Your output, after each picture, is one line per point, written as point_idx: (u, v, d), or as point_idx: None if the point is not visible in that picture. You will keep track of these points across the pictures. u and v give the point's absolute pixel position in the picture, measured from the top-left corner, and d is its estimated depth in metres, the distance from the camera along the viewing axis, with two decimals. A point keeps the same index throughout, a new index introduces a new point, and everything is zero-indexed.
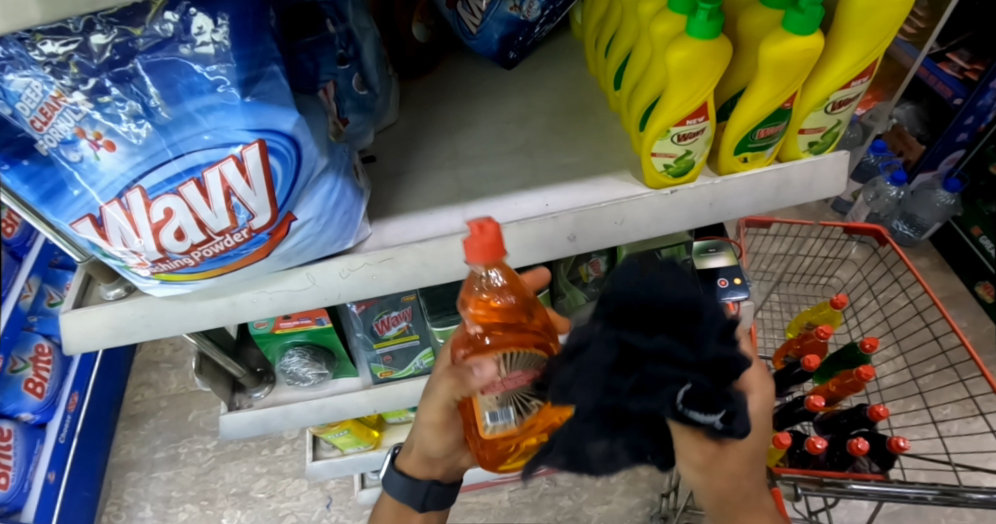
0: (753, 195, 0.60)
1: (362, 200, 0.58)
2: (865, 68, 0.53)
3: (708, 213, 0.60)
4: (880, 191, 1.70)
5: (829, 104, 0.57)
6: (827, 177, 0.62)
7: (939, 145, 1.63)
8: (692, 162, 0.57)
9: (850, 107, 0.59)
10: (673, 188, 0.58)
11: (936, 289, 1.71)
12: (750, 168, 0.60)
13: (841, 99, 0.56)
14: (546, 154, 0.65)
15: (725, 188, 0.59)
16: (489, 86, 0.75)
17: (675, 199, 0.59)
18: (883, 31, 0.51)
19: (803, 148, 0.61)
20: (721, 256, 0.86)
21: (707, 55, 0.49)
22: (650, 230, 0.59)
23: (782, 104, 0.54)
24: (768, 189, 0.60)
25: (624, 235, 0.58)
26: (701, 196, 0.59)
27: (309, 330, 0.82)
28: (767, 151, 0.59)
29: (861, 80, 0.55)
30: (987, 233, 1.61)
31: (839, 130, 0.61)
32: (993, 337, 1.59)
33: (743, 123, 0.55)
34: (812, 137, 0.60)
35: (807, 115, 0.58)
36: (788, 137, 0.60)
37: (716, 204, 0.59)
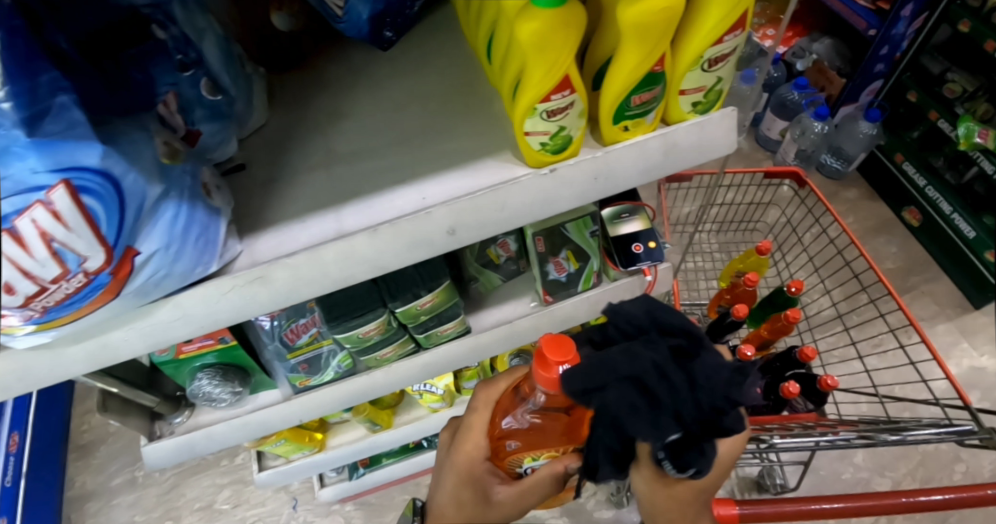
0: (638, 166, 0.58)
1: (221, 219, 0.54)
2: (734, 20, 0.51)
3: (595, 186, 0.58)
4: (806, 127, 1.72)
5: (704, 62, 0.54)
6: (715, 136, 0.60)
7: (859, 79, 1.64)
8: (570, 138, 0.54)
9: (730, 63, 0.56)
10: (553, 166, 0.55)
11: (868, 219, 1.76)
12: (634, 136, 0.57)
13: (716, 56, 0.54)
14: (424, 142, 0.62)
15: (607, 159, 0.56)
16: (366, 71, 0.70)
17: (557, 177, 0.55)
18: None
19: (687, 110, 0.59)
20: (635, 220, 0.84)
21: (559, 24, 0.45)
22: (537, 212, 0.57)
23: (652, 68, 0.51)
24: (656, 155, 0.58)
25: (509, 222, 0.56)
26: (584, 171, 0.56)
27: (218, 350, 0.78)
28: (648, 117, 0.56)
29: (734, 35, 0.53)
30: (909, 159, 1.66)
31: (723, 86, 0.58)
32: (921, 259, 1.67)
33: (616, 90, 0.52)
34: (694, 97, 0.58)
35: (683, 76, 0.55)
36: (668, 99, 0.57)
37: (600, 179, 0.57)
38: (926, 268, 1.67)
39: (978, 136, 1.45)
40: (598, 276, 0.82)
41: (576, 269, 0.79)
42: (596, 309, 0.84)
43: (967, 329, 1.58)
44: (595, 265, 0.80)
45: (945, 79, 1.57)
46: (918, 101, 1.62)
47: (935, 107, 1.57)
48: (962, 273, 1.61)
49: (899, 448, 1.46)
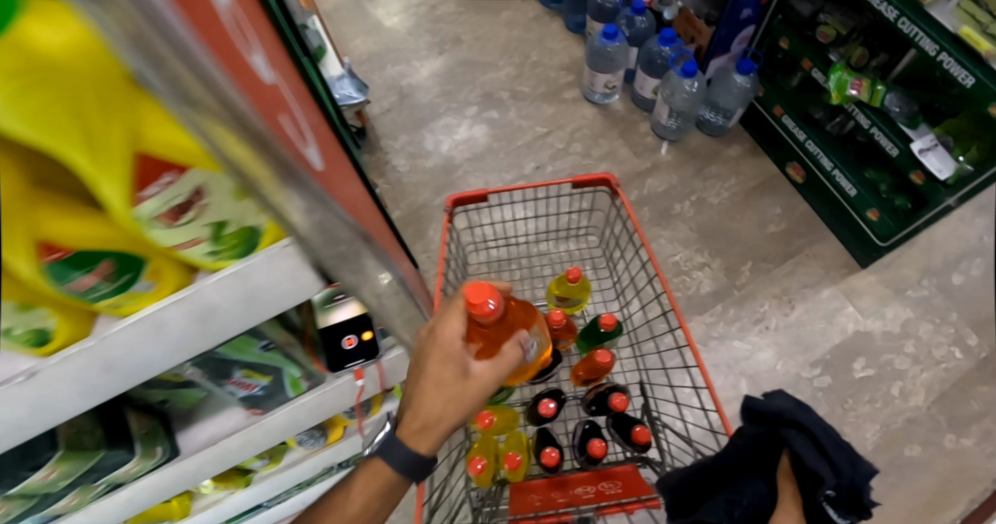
0: (169, 336, 0.42)
1: None
2: (133, 167, 0.29)
3: (117, 371, 0.43)
4: (674, 87, 1.54)
5: (153, 223, 0.33)
6: (278, 280, 0.42)
7: (724, 27, 1.45)
8: (31, 336, 0.37)
9: (220, 203, 0.34)
10: (29, 368, 0.39)
11: (751, 178, 1.61)
12: (138, 309, 0.40)
13: (164, 213, 0.32)
14: None
15: (109, 346, 0.40)
16: None
17: (40, 382, 0.40)
18: (91, 121, 0.26)
19: (211, 260, 0.39)
20: (349, 304, 0.71)
21: None
22: (42, 417, 0.43)
23: (48, 261, 0.32)
24: (187, 323, 0.42)
25: (12, 435, 0.43)
26: (80, 366, 0.40)
27: None
28: (139, 287, 0.38)
29: (176, 176, 0.31)
30: (788, 112, 1.50)
31: (256, 223, 0.37)
32: (805, 219, 1.55)
33: (22, 291, 0.33)
34: (202, 248, 0.37)
35: (147, 238, 0.34)
36: (163, 257, 0.38)
37: (111, 369, 0.42)
38: (811, 228, 1.55)
39: (851, 87, 1.31)
40: (309, 381, 0.69)
41: (267, 382, 0.66)
42: (320, 413, 0.72)
43: (851, 291, 1.49)
44: (293, 374, 0.66)
45: (817, 22, 1.41)
46: (791, 48, 1.43)
47: (807, 54, 1.39)
48: (847, 231, 1.50)
49: None
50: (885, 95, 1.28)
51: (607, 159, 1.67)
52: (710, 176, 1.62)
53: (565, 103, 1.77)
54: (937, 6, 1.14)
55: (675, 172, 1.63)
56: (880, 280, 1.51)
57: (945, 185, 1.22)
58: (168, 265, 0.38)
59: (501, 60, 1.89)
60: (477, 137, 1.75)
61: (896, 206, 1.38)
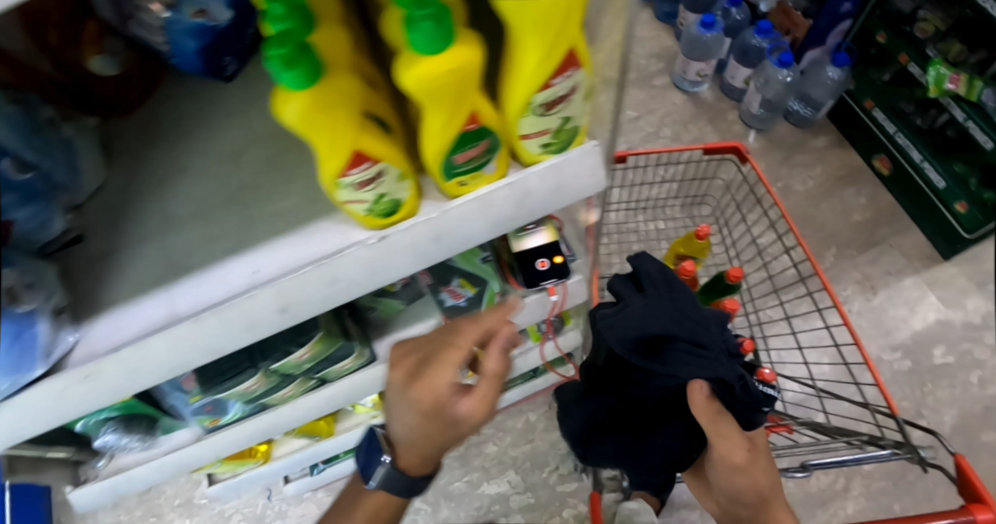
0: (489, 217, 0.52)
1: (44, 317, 0.50)
2: (559, 61, 0.43)
3: (437, 247, 0.52)
4: (769, 77, 1.59)
5: (537, 107, 0.46)
6: (576, 175, 0.54)
7: (824, 19, 1.50)
8: (397, 201, 0.48)
9: (576, 101, 0.48)
10: (384, 231, 0.50)
11: (837, 169, 1.66)
12: (475, 189, 0.51)
13: (551, 99, 0.46)
14: (261, 201, 0.56)
15: (448, 218, 0.51)
16: (204, 113, 0.64)
17: (390, 243, 0.50)
18: (569, 17, 0.40)
19: (538, 151, 0.52)
20: (541, 232, 0.79)
21: (328, 103, 0.38)
22: (373, 281, 0.52)
23: (465, 127, 0.44)
24: (506, 208, 0.52)
25: (343, 294, 0.52)
26: (422, 234, 0.51)
27: (117, 405, 0.76)
28: (488, 168, 0.50)
29: (570, 74, 0.45)
30: (879, 106, 1.54)
31: (576, 122, 0.51)
32: (890, 210, 1.60)
33: (432, 154, 0.45)
34: (541, 140, 0.50)
35: (519, 122, 0.47)
36: (513, 144, 0.50)
37: (441, 238, 0.51)
38: (896, 219, 1.59)
39: (948, 82, 1.33)
40: (502, 297, 0.78)
41: (474, 293, 0.76)
42: None
43: (933, 280, 1.54)
44: (495, 288, 0.76)
45: (915, 18, 1.42)
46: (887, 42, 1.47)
47: (905, 49, 1.42)
48: (930, 225, 1.54)
49: None
50: (982, 90, 1.31)
51: (695, 144, 1.73)
52: (796, 164, 1.68)
53: (655, 89, 1.84)
54: None
55: (761, 159, 1.69)
56: (962, 272, 1.56)
57: None
58: (509, 152, 0.51)
59: None
60: None
61: (985, 199, 1.41)
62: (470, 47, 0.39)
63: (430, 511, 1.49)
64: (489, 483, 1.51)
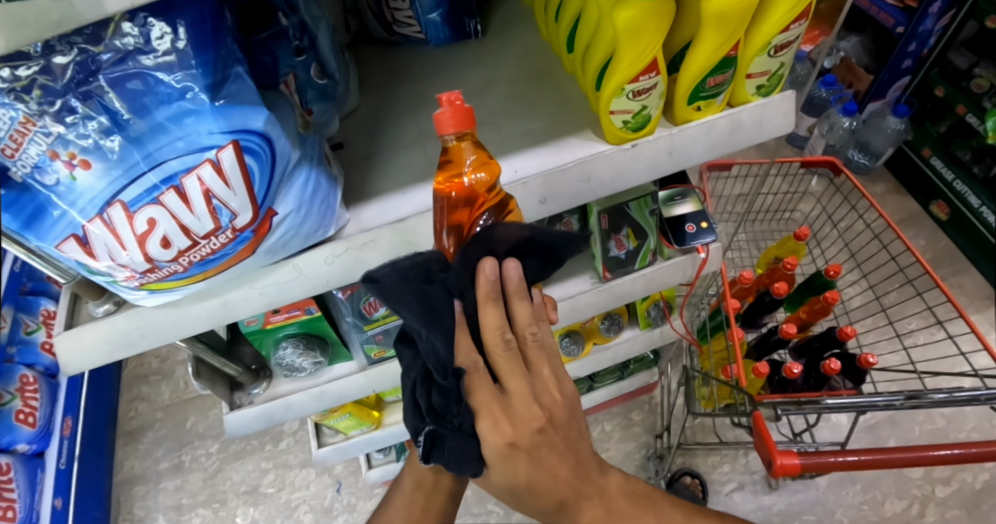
0: (709, 140, 0.64)
1: (337, 188, 0.59)
2: (803, 10, 0.56)
3: (668, 161, 0.64)
4: (834, 123, 1.76)
5: (770, 48, 0.59)
6: (776, 116, 0.66)
7: (886, 73, 1.68)
8: (649, 117, 0.61)
9: (792, 49, 0.61)
10: (632, 141, 0.62)
11: (895, 213, 1.79)
12: (703, 116, 0.63)
13: (782, 42, 0.59)
14: (507, 122, 0.68)
15: (681, 136, 0.63)
16: (444, 62, 0.77)
17: (636, 151, 0.62)
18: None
19: (752, 92, 0.64)
20: (686, 203, 0.91)
21: (653, 12, 0.51)
22: (615, 185, 0.63)
23: (727, 53, 0.57)
24: (722, 134, 0.65)
25: (592, 193, 0.62)
26: (660, 146, 0.63)
27: (300, 321, 0.84)
28: (718, 98, 0.62)
29: (798, 23, 0.58)
30: (937, 154, 1.70)
31: (784, 71, 0.64)
32: (948, 252, 1.70)
33: (693, 74, 0.58)
34: (759, 80, 0.63)
35: (752, 61, 0.60)
36: (737, 83, 0.63)
37: (674, 152, 0.63)
38: (953, 261, 1.70)
39: None
40: (654, 255, 0.88)
41: (634, 246, 0.84)
42: (651, 287, 0.89)
43: None
44: (651, 244, 0.85)
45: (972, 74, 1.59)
46: (945, 96, 1.64)
47: (962, 101, 1.58)
48: (989, 266, 1.63)
49: (929, 436, 1.49)
50: None
51: None
52: None
53: None
54: None
55: None
56: None
57: None
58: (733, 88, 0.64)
59: None
60: None
61: None
62: None
63: (503, 514, 1.47)
64: None
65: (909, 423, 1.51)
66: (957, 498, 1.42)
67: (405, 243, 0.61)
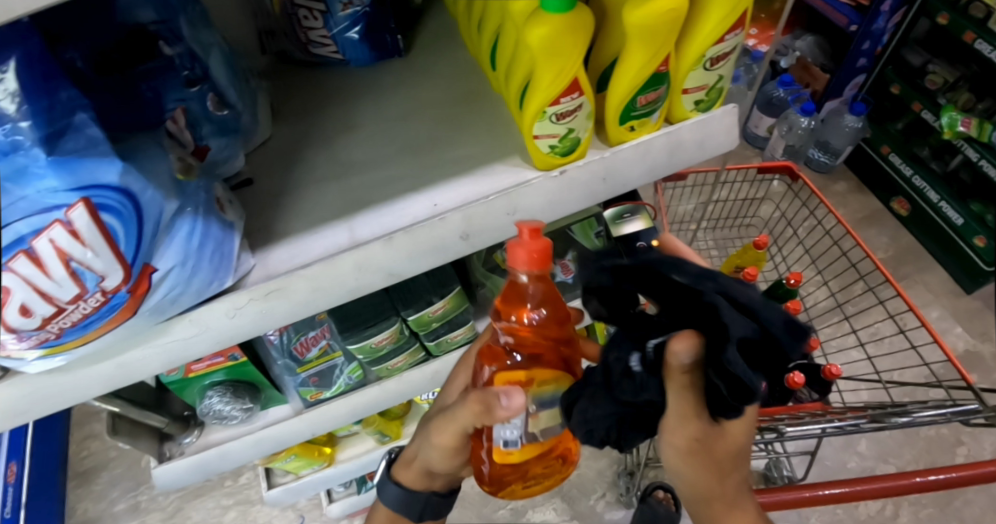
0: (647, 160, 0.59)
1: (234, 233, 0.54)
2: (735, 20, 0.52)
3: (604, 187, 0.60)
4: (793, 123, 1.76)
5: (705, 61, 0.55)
6: (718, 132, 0.62)
7: (842, 73, 1.67)
8: (578, 140, 0.55)
9: (730, 61, 0.57)
10: (562, 168, 0.57)
11: (857, 211, 1.78)
12: (639, 136, 0.58)
13: (717, 54, 0.55)
14: (432, 149, 0.62)
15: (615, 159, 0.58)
16: (368, 85, 0.71)
17: (566, 179, 0.57)
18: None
19: (690, 108, 0.60)
20: (637, 220, 0.84)
21: (569, 29, 0.47)
22: (546, 215, 0.58)
23: (658, 68, 0.52)
24: (661, 154, 0.60)
25: (519, 225, 0.57)
26: (592, 172, 0.58)
27: (228, 367, 0.77)
28: (653, 117, 0.57)
29: (731, 35, 0.54)
30: (895, 151, 1.70)
31: (723, 84, 0.60)
32: (912, 248, 1.70)
33: (621, 92, 0.53)
34: (697, 96, 0.59)
35: (687, 75, 0.56)
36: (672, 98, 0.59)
37: (609, 178, 0.58)
38: (917, 257, 1.69)
39: (961, 124, 1.48)
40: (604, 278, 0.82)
41: (581, 270, 0.79)
42: None
43: (959, 314, 1.60)
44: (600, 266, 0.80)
45: (925, 71, 1.61)
46: (901, 93, 1.64)
47: (918, 98, 1.59)
48: (951, 260, 1.64)
49: (900, 434, 1.48)
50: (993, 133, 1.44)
51: None
52: None
53: None
54: None
55: None
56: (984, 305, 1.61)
57: None
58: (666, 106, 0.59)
59: None
60: None
61: None
62: None
63: None
64: (534, 511, 1.44)
65: None
66: (933, 495, 1.38)
67: (312, 292, 0.55)
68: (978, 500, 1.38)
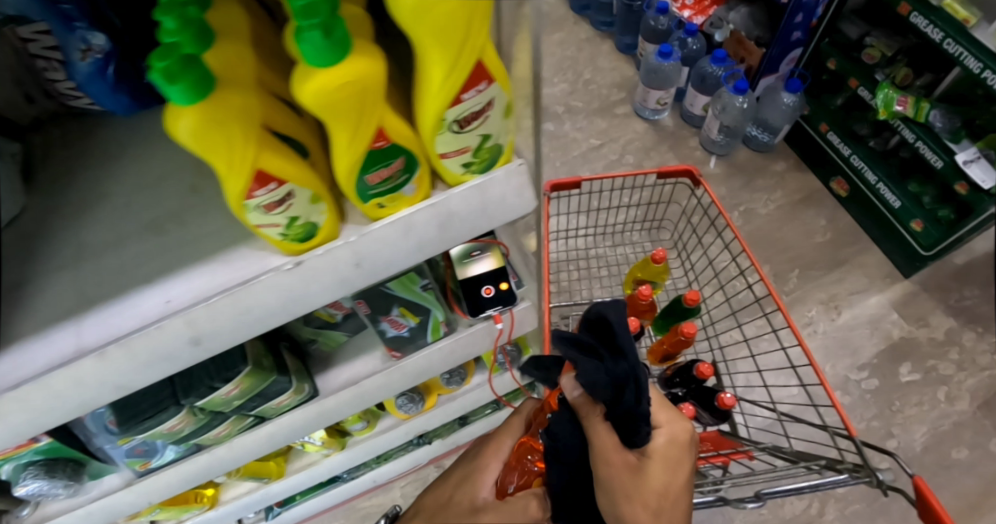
0: (412, 239, 0.48)
1: None
2: (468, 73, 0.38)
3: (361, 271, 0.49)
4: (726, 103, 1.63)
5: (452, 123, 0.41)
6: (504, 197, 0.49)
7: (776, 47, 1.56)
8: (309, 226, 0.45)
9: (496, 116, 0.43)
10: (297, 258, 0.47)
11: (796, 192, 1.70)
12: (395, 212, 0.47)
13: (465, 114, 0.41)
14: (179, 226, 0.54)
15: (364, 243, 0.47)
16: (135, 140, 0.62)
17: (303, 271, 0.47)
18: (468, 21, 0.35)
19: (461, 171, 0.46)
20: (487, 259, 0.74)
21: (211, 119, 0.35)
22: (291, 310, 0.49)
23: (373, 145, 0.40)
24: (428, 231, 0.48)
25: (260, 324, 0.49)
26: (338, 260, 0.47)
27: (40, 447, 0.70)
28: (406, 191, 0.45)
29: (479, 88, 0.40)
30: (834, 129, 1.60)
31: (500, 140, 0.46)
32: (849, 230, 1.63)
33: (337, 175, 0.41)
34: (461, 159, 0.45)
35: (435, 140, 0.43)
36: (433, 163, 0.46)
37: (359, 265, 0.48)
38: (855, 239, 1.62)
39: (897, 103, 1.39)
40: (448, 326, 0.75)
41: (416, 323, 0.72)
42: (451, 359, 0.77)
43: (894, 299, 1.54)
44: (439, 315, 0.73)
45: (863, 44, 1.49)
46: (838, 68, 1.53)
47: (855, 74, 1.48)
48: (889, 242, 1.57)
49: None
50: (930, 111, 1.36)
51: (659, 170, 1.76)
52: (757, 189, 1.71)
53: (618, 118, 1.87)
54: (978, 30, 1.22)
55: (724, 184, 1.72)
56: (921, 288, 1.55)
57: (989, 194, 1.28)
58: (426, 173, 0.46)
59: (555, 76, 1.98)
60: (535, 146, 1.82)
61: (940, 217, 1.44)
62: (361, 52, 0.35)
63: None
64: None
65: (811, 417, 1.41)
66: None
67: (22, 413, 0.48)
68: (904, 492, 1.34)
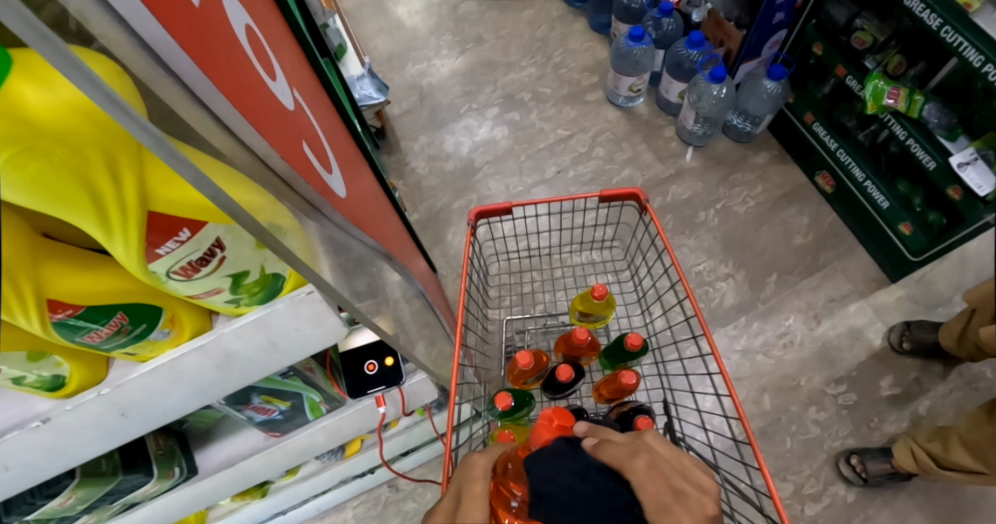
0: (185, 384, 0.43)
1: None
2: (142, 223, 0.33)
3: (134, 418, 0.44)
4: (702, 92, 1.49)
5: (173, 272, 0.36)
6: (293, 329, 0.44)
7: (754, 32, 1.41)
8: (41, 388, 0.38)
9: (238, 248, 0.38)
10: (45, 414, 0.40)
11: (778, 187, 1.57)
12: (159, 356, 0.41)
13: (184, 262, 0.36)
14: None
15: (126, 392, 0.41)
16: None
17: (57, 426, 0.40)
18: (91, 171, 0.31)
19: (230, 305, 0.41)
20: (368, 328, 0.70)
21: None
22: (61, 459, 0.43)
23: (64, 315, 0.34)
24: (206, 371, 0.43)
25: (29, 476, 0.43)
26: (98, 410, 0.41)
27: None
28: (156, 337, 0.40)
29: (182, 232, 0.35)
30: (819, 120, 1.46)
31: (267, 270, 0.40)
32: (835, 230, 1.50)
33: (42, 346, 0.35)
34: (220, 296, 0.40)
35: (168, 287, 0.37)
36: (188, 304, 0.40)
37: (126, 415, 0.42)
38: (839, 240, 1.49)
39: (887, 96, 1.23)
40: (330, 405, 0.68)
41: (287, 407, 0.63)
42: (334, 438, 0.72)
43: (880, 307, 1.41)
44: (315, 397, 0.64)
45: (852, 28, 1.33)
46: (824, 55, 1.38)
47: (840, 61, 1.34)
48: (876, 243, 1.44)
49: (801, 448, 1.29)
50: (923, 105, 1.20)
51: (629, 163, 1.62)
52: (735, 184, 1.58)
53: (588, 105, 1.73)
54: (983, 15, 1.06)
55: (700, 179, 1.59)
56: (908, 295, 1.41)
57: (984, 201, 1.13)
58: (184, 312, 0.40)
59: (523, 60, 1.83)
60: (497, 140, 1.69)
61: (929, 221, 1.30)
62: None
63: None
64: None
65: (782, 436, 1.30)
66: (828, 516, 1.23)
67: None
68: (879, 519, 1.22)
